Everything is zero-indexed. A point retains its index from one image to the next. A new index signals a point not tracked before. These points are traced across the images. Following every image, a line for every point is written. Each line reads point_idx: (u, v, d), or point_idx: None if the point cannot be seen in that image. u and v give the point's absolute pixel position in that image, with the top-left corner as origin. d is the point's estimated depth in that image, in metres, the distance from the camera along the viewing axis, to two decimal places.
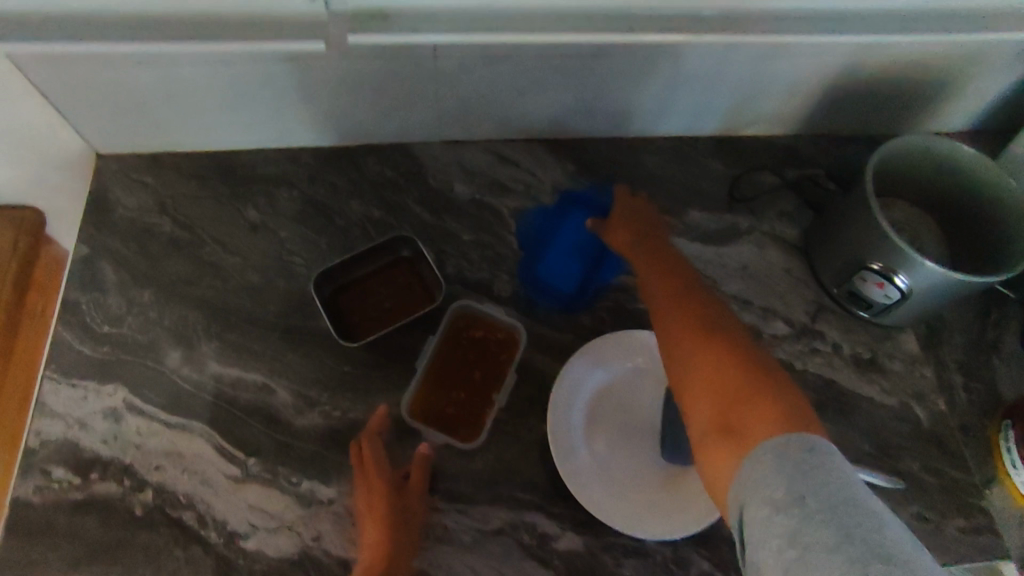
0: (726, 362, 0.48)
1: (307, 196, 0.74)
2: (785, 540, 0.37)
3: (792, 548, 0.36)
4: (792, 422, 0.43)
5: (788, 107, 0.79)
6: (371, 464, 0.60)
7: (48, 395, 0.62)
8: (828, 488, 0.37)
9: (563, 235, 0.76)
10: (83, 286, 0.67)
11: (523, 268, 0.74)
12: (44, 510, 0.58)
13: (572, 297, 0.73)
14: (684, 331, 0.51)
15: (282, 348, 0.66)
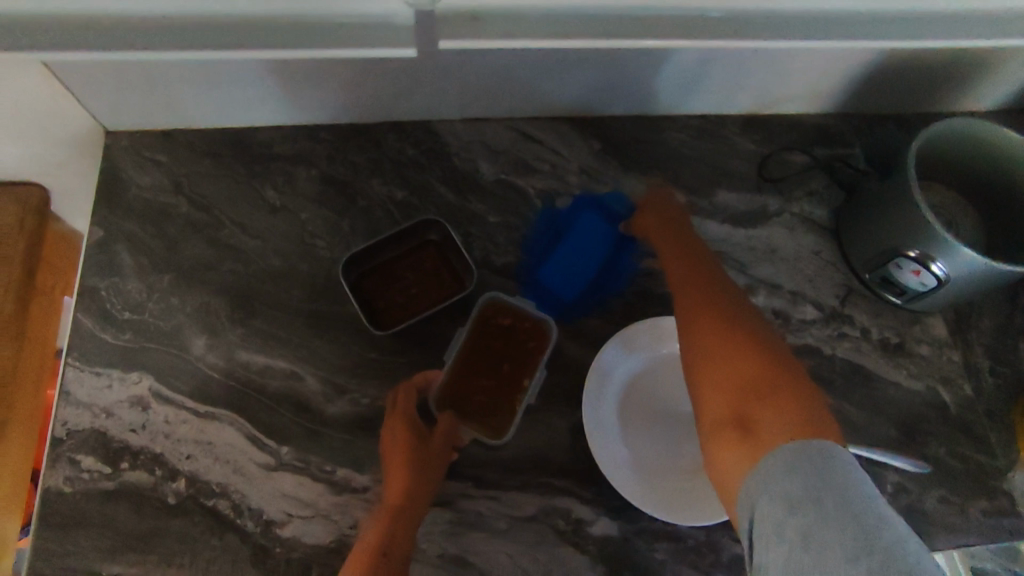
0: (741, 362, 0.50)
1: (328, 175, 0.71)
2: (797, 540, 0.39)
3: (804, 548, 0.38)
4: (806, 429, 0.44)
5: (827, 86, 0.76)
6: (394, 454, 0.59)
7: (72, 383, 0.61)
8: (839, 492, 0.39)
9: (570, 236, 0.73)
10: (100, 271, 0.65)
11: (525, 269, 0.71)
12: (75, 500, 0.58)
13: (573, 303, 0.70)
14: (703, 328, 0.54)
15: (307, 334, 0.65)
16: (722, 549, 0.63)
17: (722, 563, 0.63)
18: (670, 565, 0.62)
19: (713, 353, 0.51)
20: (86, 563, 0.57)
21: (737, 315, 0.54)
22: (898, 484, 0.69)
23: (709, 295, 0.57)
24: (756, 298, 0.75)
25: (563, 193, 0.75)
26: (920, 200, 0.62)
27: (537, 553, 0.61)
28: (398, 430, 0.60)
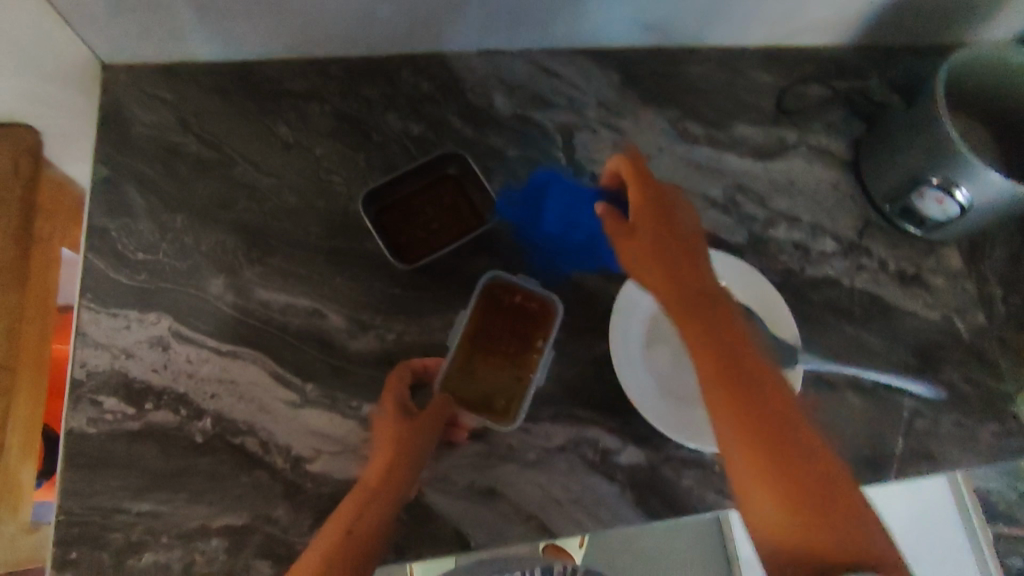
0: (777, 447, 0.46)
1: (340, 111, 0.69)
2: None
3: None
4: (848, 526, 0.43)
5: (847, 14, 0.74)
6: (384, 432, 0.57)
7: (88, 325, 0.59)
8: None
9: (575, 194, 0.71)
10: (109, 211, 0.63)
11: (532, 228, 0.68)
12: (99, 440, 0.56)
13: (588, 258, 0.68)
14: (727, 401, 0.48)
15: (328, 271, 0.63)
16: None
17: None
18: (697, 491, 0.63)
19: (729, 406, 0.48)
20: (113, 502, 0.55)
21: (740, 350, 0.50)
22: (915, 408, 0.70)
23: (716, 319, 0.53)
24: (776, 231, 0.75)
25: (581, 127, 0.74)
26: (944, 122, 0.62)
27: (568, 482, 0.61)
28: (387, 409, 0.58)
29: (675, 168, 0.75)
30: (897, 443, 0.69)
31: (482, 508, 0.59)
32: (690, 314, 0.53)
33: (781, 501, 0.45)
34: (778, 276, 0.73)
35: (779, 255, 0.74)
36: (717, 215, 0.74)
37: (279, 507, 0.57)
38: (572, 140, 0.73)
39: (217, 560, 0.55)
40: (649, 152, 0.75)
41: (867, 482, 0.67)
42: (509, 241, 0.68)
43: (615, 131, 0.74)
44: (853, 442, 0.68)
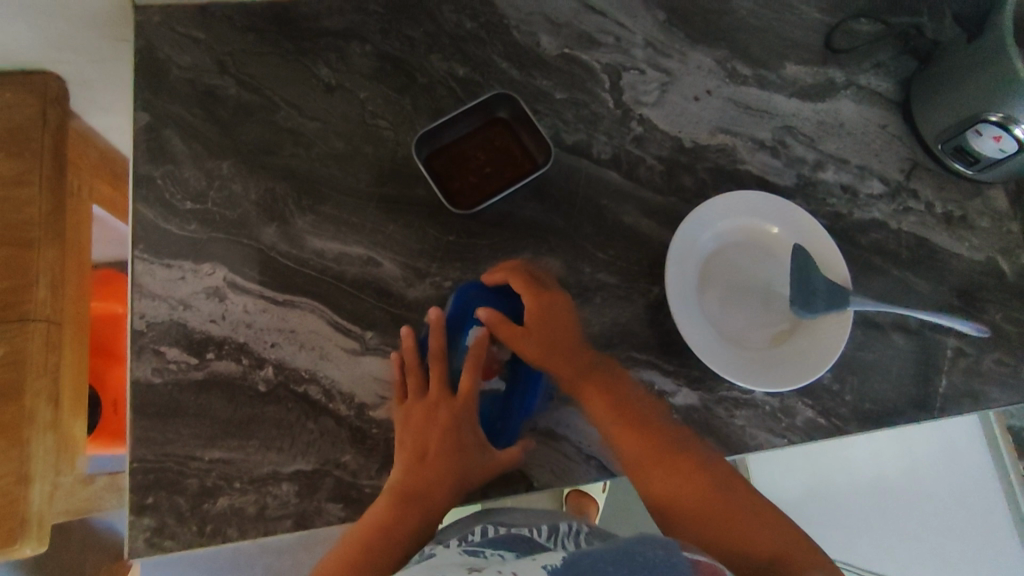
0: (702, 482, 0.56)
1: (382, 51, 0.67)
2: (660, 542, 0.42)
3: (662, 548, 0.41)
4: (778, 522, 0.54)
5: None
6: (408, 421, 0.57)
7: (143, 276, 0.59)
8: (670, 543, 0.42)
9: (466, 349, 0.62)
10: (152, 159, 0.61)
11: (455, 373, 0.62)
12: (167, 389, 0.57)
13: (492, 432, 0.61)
14: (656, 454, 0.57)
15: (381, 219, 0.63)
16: (796, 413, 0.66)
17: (796, 426, 0.66)
18: (749, 429, 0.65)
19: (662, 465, 0.57)
20: (186, 449, 0.55)
21: (658, 434, 0.59)
22: (959, 348, 0.71)
23: (650, 433, 0.58)
24: (824, 174, 0.74)
25: (628, 67, 0.72)
26: (1015, 50, 0.62)
27: None
28: (423, 414, 0.58)
29: (723, 110, 0.73)
30: (941, 382, 0.70)
31: (545, 449, 0.60)
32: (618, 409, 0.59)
33: (716, 507, 0.54)
34: (825, 219, 0.73)
35: (826, 198, 0.74)
36: (767, 157, 0.73)
37: (347, 452, 0.57)
38: (619, 81, 0.71)
39: (290, 504, 0.55)
40: (697, 94, 0.73)
41: (913, 420, 0.69)
42: (560, 187, 0.67)
43: (663, 71, 0.73)
44: (899, 382, 0.69)
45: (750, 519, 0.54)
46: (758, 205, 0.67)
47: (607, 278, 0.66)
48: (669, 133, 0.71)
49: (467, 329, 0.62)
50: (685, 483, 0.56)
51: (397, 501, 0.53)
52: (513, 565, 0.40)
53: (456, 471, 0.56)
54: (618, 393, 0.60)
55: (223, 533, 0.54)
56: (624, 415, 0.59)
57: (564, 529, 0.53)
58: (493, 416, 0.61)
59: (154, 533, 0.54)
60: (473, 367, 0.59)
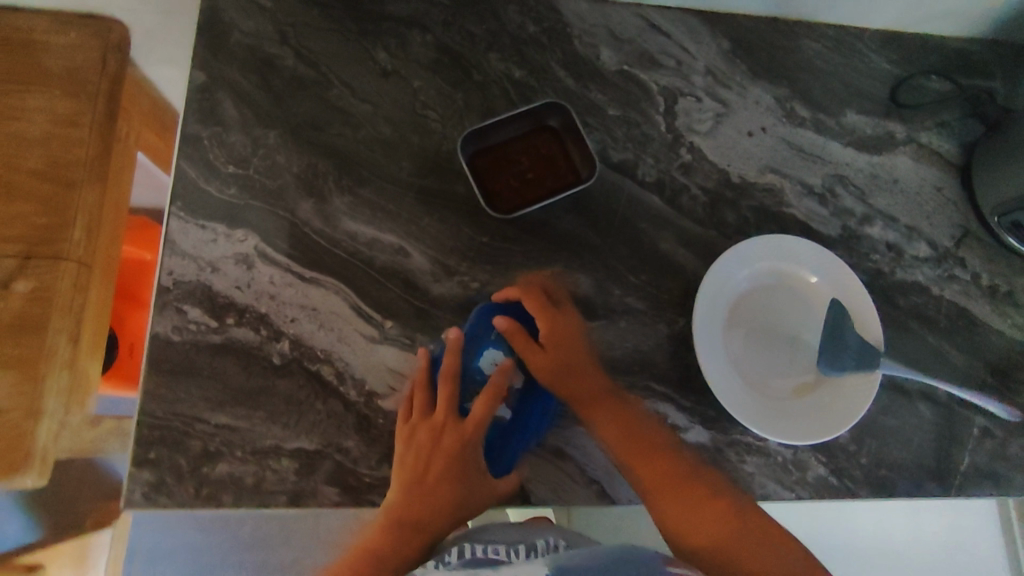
0: (717, 514, 0.54)
1: (443, 43, 0.66)
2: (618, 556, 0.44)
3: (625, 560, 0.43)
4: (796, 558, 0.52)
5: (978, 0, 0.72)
6: (410, 441, 0.55)
7: (176, 233, 0.59)
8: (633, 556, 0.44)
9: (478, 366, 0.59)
10: (201, 119, 0.61)
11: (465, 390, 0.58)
12: (184, 348, 0.57)
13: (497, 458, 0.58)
14: (666, 486, 0.55)
15: (417, 210, 0.63)
16: (808, 468, 0.64)
17: (806, 481, 0.64)
18: (758, 477, 0.63)
19: (673, 496, 0.55)
20: (194, 411, 0.56)
21: (668, 461, 0.56)
22: (987, 428, 0.69)
23: (660, 459, 0.56)
24: (870, 229, 0.72)
25: (685, 93, 0.71)
26: None
27: None
28: (427, 434, 0.55)
29: (776, 149, 0.72)
30: (964, 460, 0.68)
31: (548, 466, 0.59)
32: (629, 436, 0.57)
33: (733, 543, 0.52)
34: (865, 275, 0.71)
35: (869, 254, 0.72)
36: (814, 204, 0.71)
37: (351, 437, 0.57)
38: (674, 105, 0.70)
39: (288, 481, 0.55)
40: (752, 129, 0.72)
41: (929, 494, 0.66)
42: (599, 203, 0.66)
43: (720, 102, 0.72)
44: (919, 453, 0.67)
45: (771, 568, 0.51)
46: (799, 251, 0.66)
47: (634, 303, 0.65)
48: (718, 165, 0.70)
49: (483, 350, 0.59)
50: (705, 521, 0.53)
51: (392, 528, 0.53)
52: None
53: (460, 498, 0.55)
54: (632, 422, 0.58)
55: (219, 499, 0.54)
56: (635, 444, 0.57)
57: (543, 546, 0.54)
58: (495, 439, 0.58)
59: (151, 488, 0.54)
60: (491, 396, 0.56)
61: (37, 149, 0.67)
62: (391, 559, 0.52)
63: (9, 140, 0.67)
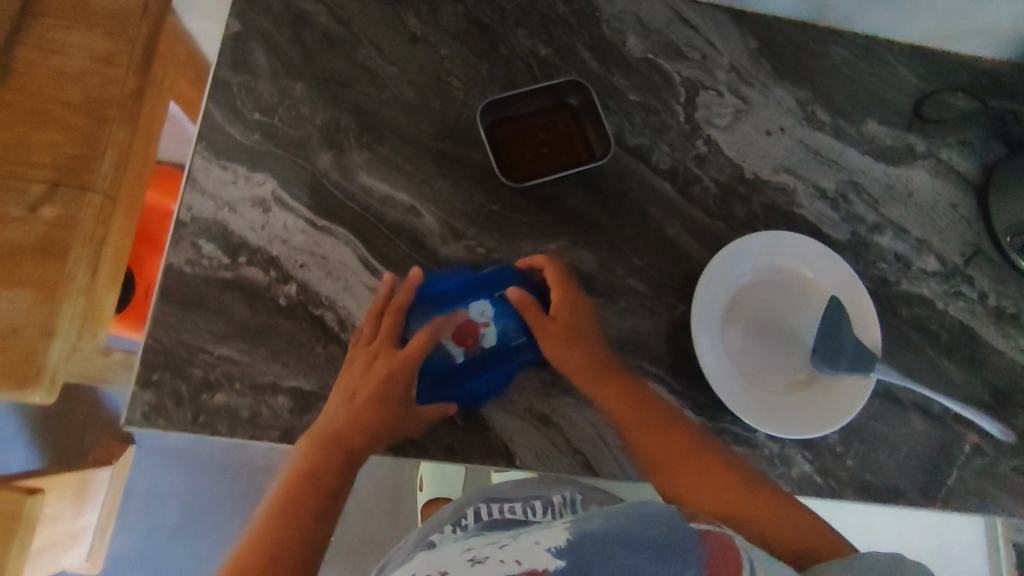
0: (721, 477, 0.57)
1: (472, 15, 0.68)
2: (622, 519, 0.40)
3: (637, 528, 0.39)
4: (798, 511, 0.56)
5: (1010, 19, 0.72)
6: (348, 371, 0.58)
7: (199, 171, 0.61)
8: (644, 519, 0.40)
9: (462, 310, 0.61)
10: (233, 66, 0.64)
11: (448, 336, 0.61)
12: (195, 280, 0.59)
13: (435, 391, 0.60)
14: (672, 455, 0.58)
15: (432, 173, 0.64)
16: (794, 465, 0.65)
17: (790, 478, 0.64)
18: None
19: (679, 465, 0.58)
20: (198, 341, 0.57)
21: (672, 429, 0.59)
22: (979, 446, 0.68)
23: (665, 429, 0.59)
24: (880, 238, 0.72)
25: (707, 86, 0.72)
26: None
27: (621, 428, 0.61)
28: (361, 364, 0.58)
29: (792, 150, 0.72)
30: (951, 475, 0.67)
31: (534, 432, 0.60)
32: (635, 407, 0.59)
33: (738, 501, 0.56)
34: (870, 282, 0.71)
35: (876, 262, 0.72)
36: (825, 207, 0.72)
37: None
38: (695, 97, 0.71)
39: (281, 417, 0.57)
40: (770, 128, 0.72)
41: (913, 504, 0.66)
42: (611, 184, 0.67)
43: (740, 98, 0.72)
44: (907, 464, 0.67)
45: (776, 519, 0.56)
46: (804, 250, 0.66)
47: (636, 284, 0.66)
48: (732, 160, 0.71)
49: (477, 299, 0.62)
50: (710, 484, 0.57)
51: (320, 450, 0.55)
52: (516, 549, 0.41)
53: (386, 421, 0.57)
54: (640, 399, 0.60)
55: (214, 427, 0.56)
56: (640, 415, 0.59)
57: (558, 502, 0.63)
58: (435, 377, 0.61)
59: (151, 409, 0.56)
60: (430, 333, 0.59)
61: (74, 83, 0.70)
62: (314, 475, 0.55)
63: (49, 72, 0.70)
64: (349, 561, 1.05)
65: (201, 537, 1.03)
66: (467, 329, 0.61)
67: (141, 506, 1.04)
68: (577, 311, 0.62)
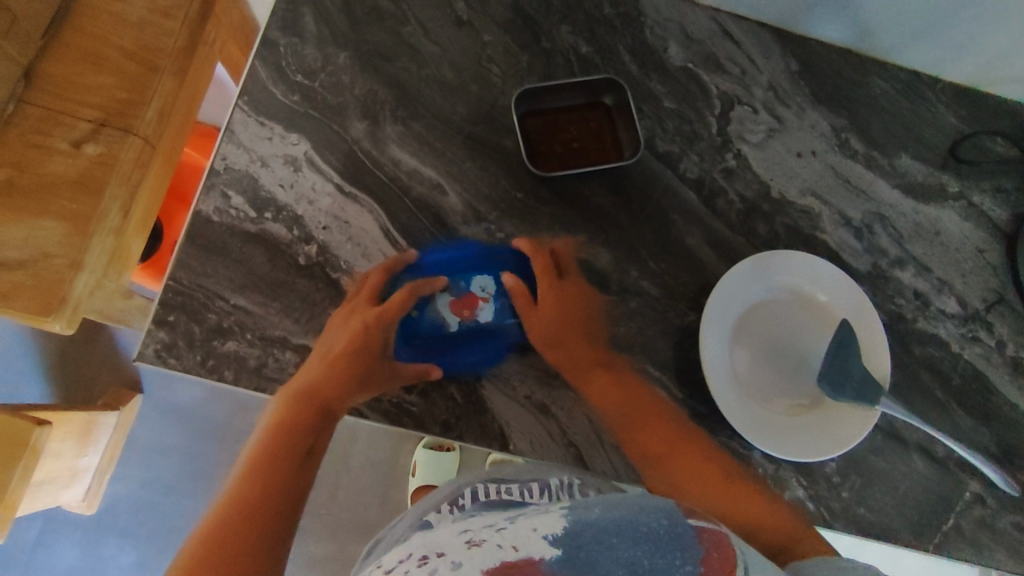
0: (708, 467, 0.57)
1: (519, 6, 0.69)
2: (600, 507, 0.41)
3: (611, 511, 0.40)
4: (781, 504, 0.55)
5: None
6: (331, 329, 0.59)
7: (237, 124, 0.63)
8: (634, 509, 0.40)
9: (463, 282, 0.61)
10: (283, 28, 0.66)
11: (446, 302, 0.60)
12: (221, 229, 0.60)
13: (415, 350, 0.61)
14: (664, 443, 0.58)
15: (461, 153, 0.65)
16: (787, 488, 0.64)
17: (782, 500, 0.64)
18: None
19: (671, 455, 0.58)
20: (216, 288, 0.59)
21: (664, 419, 0.60)
22: (980, 495, 0.67)
23: (654, 417, 0.60)
24: (900, 273, 0.71)
25: (742, 101, 0.72)
26: None
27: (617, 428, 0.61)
28: (344, 322, 0.59)
29: (822, 175, 0.72)
30: (948, 520, 0.66)
31: (532, 419, 0.61)
32: (627, 394, 0.60)
33: (726, 491, 0.55)
34: (885, 316, 0.71)
35: (894, 297, 0.71)
36: (848, 236, 0.71)
37: None
38: (729, 111, 0.71)
39: (286, 371, 0.58)
40: (802, 150, 0.72)
41: (905, 544, 0.65)
42: (636, 186, 0.67)
43: (775, 118, 0.72)
44: (903, 503, 0.66)
45: (764, 511, 0.54)
46: (823, 275, 0.66)
47: (649, 287, 0.66)
48: (760, 177, 0.71)
49: (479, 273, 0.62)
50: (700, 473, 0.57)
51: (298, 403, 0.56)
52: (512, 533, 0.39)
53: (363, 374, 0.57)
54: (627, 388, 0.61)
55: (221, 372, 0.57)
56: (627, 400, 0.60)
57: (556, 484, 0.54)
58: (424, 342, 0.61)
59: (163, 348, 0.57)
60: (408, 291, 0.59)
61: (130, 31, 0.73)
62: (292, 426, 0.55)
63: (110, 16, 0.73)
64: (334, 539, 1.04)
65: (194, 496, 1.05)
66: (466, 300, 0.61)
67: (141, 457, 1.05)
68: (572, 298, 0.63)
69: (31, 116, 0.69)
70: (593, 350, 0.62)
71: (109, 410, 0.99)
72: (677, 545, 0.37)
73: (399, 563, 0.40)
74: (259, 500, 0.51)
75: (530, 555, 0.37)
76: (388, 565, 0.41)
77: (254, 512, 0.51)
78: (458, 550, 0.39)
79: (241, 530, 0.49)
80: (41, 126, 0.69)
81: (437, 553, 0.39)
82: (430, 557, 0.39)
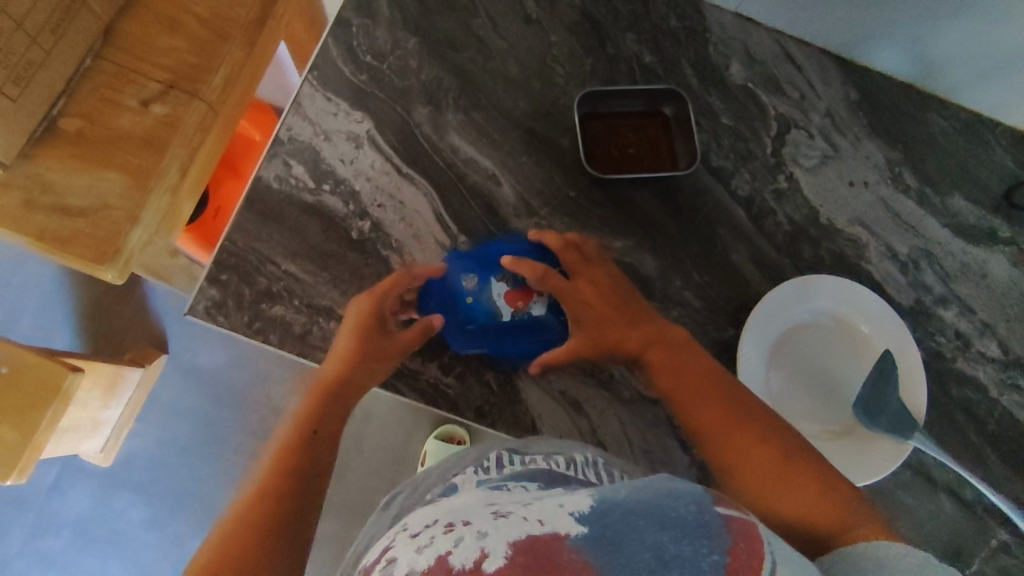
0: (758, 447, 0.50)
1: (588, 10, 0.70)
2: (628, 490, 0.38)
3: (634, 494, 0.38)
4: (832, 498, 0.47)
5: None
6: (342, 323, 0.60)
7: (305, 97, 0.64)
8: (663, 498, 0.37)
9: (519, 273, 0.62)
10: (358, 9, 0.67)
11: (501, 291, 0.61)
12: (279, 196, 0.62)
13: (468, 336, 0.60)
14: (711, 418, 0.53)
15: (518, 148, 0.66)
16: None
17: None
18: None
19: (715, 430, 0.52)
20: (268, 252, 0.60)
21: (720, 393, 0.54)
22: (1008, 544, 0.65)
23: (707, 392, 0.54)
24: (943, 311, 0.71)
25: (799, 125, 0.72)
26: None
27: (646, 433, 0.61)
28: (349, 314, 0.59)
29: (872, 206, 0.72)
30: (971, 565, 0.65)
31: (564, 414, 0.61)
32: (681, 368, 0.56)
33: (769, 479, 0.49)
34: (924, 352, 0.70)
35: (935, 334, 0.70)
36: (893, 268, 0.71)
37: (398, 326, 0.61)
38: (785, 134, 0.72)
39: (330, 340, 0.60)
40: (854, 179, 0.72)
41: None
42: (687, 197, 0.68)
43: (831, 144, 0.72)
44: (927, 542, 0.65)
45: (812, 507, 0.46)
46: (868, 305, 0.65)
47: (691, 298, 0.66)
48: (810, 202, 0.71)
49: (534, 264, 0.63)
50: (746, 454, 0.50)
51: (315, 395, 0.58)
52: (539, 509, 0.36)
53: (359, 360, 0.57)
54: (681, 364, 0.56)
55: (266, 335, 0.59)
56: (680, 374, 0.56)
57: (581, 460, 0.51)
58: (477, 328, 0.61)
59: (214, 305, 0.59)
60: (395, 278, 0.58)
61: None
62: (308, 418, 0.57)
63: None
64: (340, 517, 1.05)
65: (208, 460, 1.06)
66: (522, 291, 0.61)
67: (161, 415, 1.06)
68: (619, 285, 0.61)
69: (105, 72, 0.71)
70: (649, 331, 0.59)
71: (134, 366, 1.01)
72: (706, 533, 0.34)
73: (424, 527, 0.36)
74: (269, 485, 0.52)
75: (555, 529, 0.33)
76: (412, 527, 0.38)
77: (262, 498, 0.52)
78: (483, 519, 0.35)
79: (252, 515, 0.51)
80: (114, 82, 0.71)
81: (463, 521, 0.36)
82: (456, 524, 0.35)
